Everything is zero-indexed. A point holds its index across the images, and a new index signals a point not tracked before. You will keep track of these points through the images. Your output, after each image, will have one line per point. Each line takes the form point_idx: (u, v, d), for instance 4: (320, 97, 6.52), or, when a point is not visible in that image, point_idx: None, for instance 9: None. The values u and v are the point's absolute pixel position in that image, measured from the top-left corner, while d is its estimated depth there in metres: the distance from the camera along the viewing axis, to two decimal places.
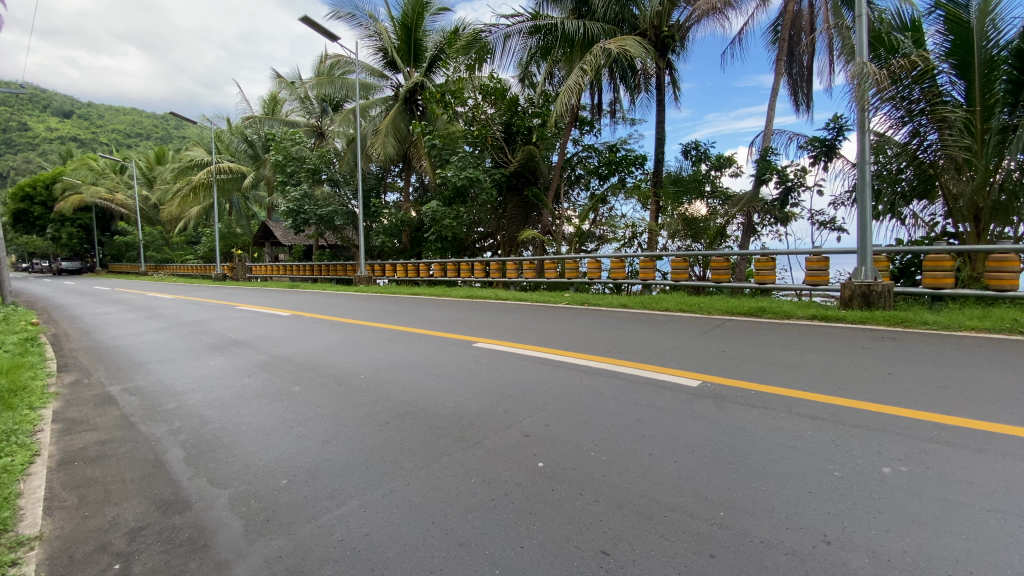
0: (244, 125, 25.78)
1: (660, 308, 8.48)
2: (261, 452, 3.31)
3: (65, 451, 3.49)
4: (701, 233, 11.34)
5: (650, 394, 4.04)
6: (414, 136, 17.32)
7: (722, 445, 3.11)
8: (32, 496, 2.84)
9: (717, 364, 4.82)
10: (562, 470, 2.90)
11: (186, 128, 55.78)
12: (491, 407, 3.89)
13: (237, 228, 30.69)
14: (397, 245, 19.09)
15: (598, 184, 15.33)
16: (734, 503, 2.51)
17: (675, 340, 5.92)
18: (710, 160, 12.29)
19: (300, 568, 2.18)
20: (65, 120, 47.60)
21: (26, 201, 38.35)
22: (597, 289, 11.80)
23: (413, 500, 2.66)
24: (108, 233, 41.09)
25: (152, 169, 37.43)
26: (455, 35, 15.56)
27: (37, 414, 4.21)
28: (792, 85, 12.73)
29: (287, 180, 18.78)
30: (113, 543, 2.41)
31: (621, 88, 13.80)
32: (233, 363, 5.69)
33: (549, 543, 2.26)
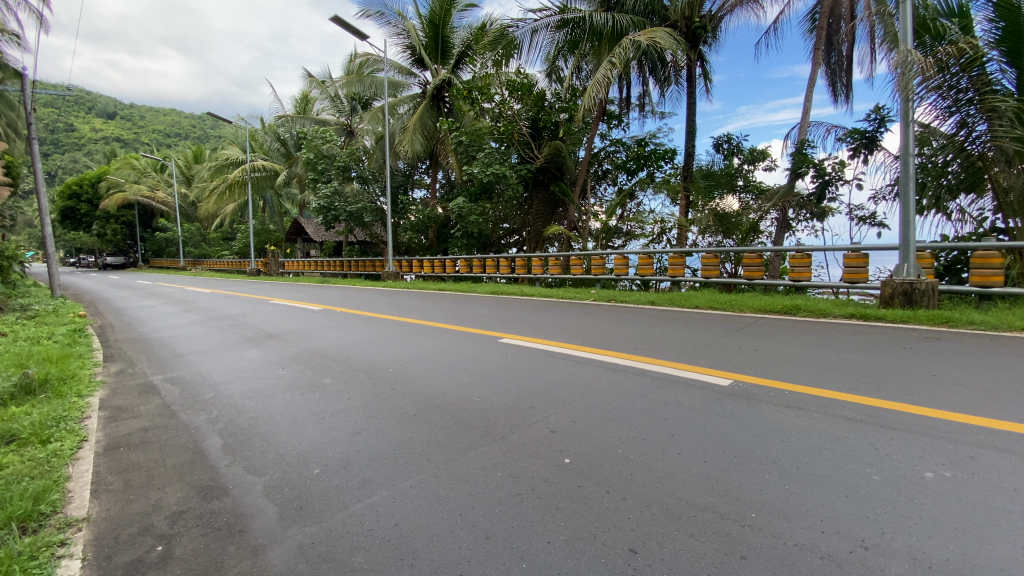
0: (277, 125, 26.40)
1: (690, 306, 8.32)
2: (294, 442, 3.40)
3: (112, 437, 3.65)
4: (733, 228, 11.13)
5: (680, 392, 3.96)
6: (441, 133, 17.43)
7: (754, 446, 3.03)
8: (81, 480, 2.98)
9: (748, 363, 4.70)
10: (589, 467, 2.88)
11: (222, 128, 57.63)
12: (517, 403, 3.89)
13: (270, 225, 31.63)
14: (424, 241, 19.29)
15: (626, 179, 15.15)
16: (766, 505, 2.44)
17: (705, 338, 5.81)
18: (742, 154, 11.97)
19: (332, 555, 2.22)
20: (109, 121, 49.67)
21: (73, 199, 40.24)
22: (624, 285, 11.66)
23: (441, 492, 2.69)
24: (150, 230, 42.91)
25: (190, 168, 38.77)
26: (481, 31, 15.54)
27: (85, 401, 4.41)
28: (830, 75, 12.32)
29: (318, 178, 19.22)
30: (156, 526, 2.51)
31: (650, 81, 13.58)
32: (267, 355, 5.86)
33: (576, 539, 2.25)
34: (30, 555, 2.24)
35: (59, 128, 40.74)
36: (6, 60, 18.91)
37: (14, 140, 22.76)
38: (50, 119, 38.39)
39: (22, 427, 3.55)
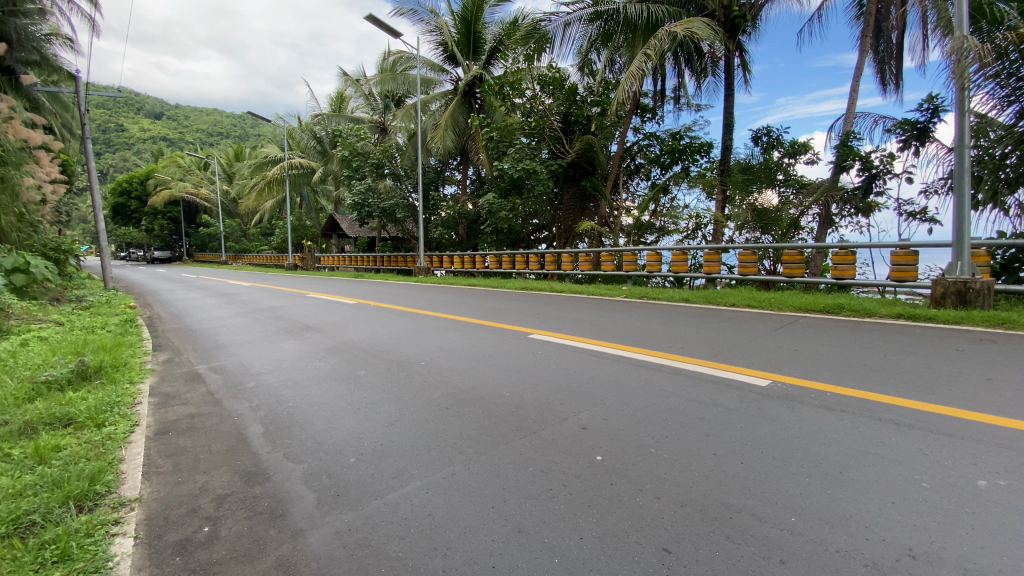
0: (313, 123, 27.09)
1: (726, 303, 8.12)
2: (331, 431, 3.49)
3: (161, 423, 3.84)
4: (772, 224, 10.76)
5: (715, 392, 3.88)
6: (472, 129, 17.49)
7: (794, 448, 2.94)
8: (133, 462, 3.13)
9: (787, 363, 4.57)
10: (621, 465, 2.85)
11: (261, 126, 59.43)
12: (548, 399, 3.89)
13: (307, 220, 32.52)
14: (455, 237, 19.45)
15: (659, 174, 14.88)
16: (807, 509, 2.36)
17: (741, 336, 5.66)
18: (782, 147, 11.58)
19: (368, 542, 2.28)
20: (157, 121, 51.88)
21: (123, 196, 42.28)
22: (656, 282, 11.40)
23: (473, 484, 2.71)
24: (194, 225, 44.76)
25: (231, 165, 40.21)
26: (513, 26, 15.49)
27: (136, 388, 4.64)
28: (878, 64, 11.76)
29: (353, 174, 19.65)
30: (203, 508, 2.62)
31: (686, 73, 13.28)
32: (305, 347, 6.04)
33: (608, 537, 2.23)
34: (87, 533, 2.37)
35: (110, 129, 42.95)
36: (62, 64, 19.98)
37: (70, 139, 24.07)
38: (103, 118, 40.30)
39: (79, 411, 3.77)
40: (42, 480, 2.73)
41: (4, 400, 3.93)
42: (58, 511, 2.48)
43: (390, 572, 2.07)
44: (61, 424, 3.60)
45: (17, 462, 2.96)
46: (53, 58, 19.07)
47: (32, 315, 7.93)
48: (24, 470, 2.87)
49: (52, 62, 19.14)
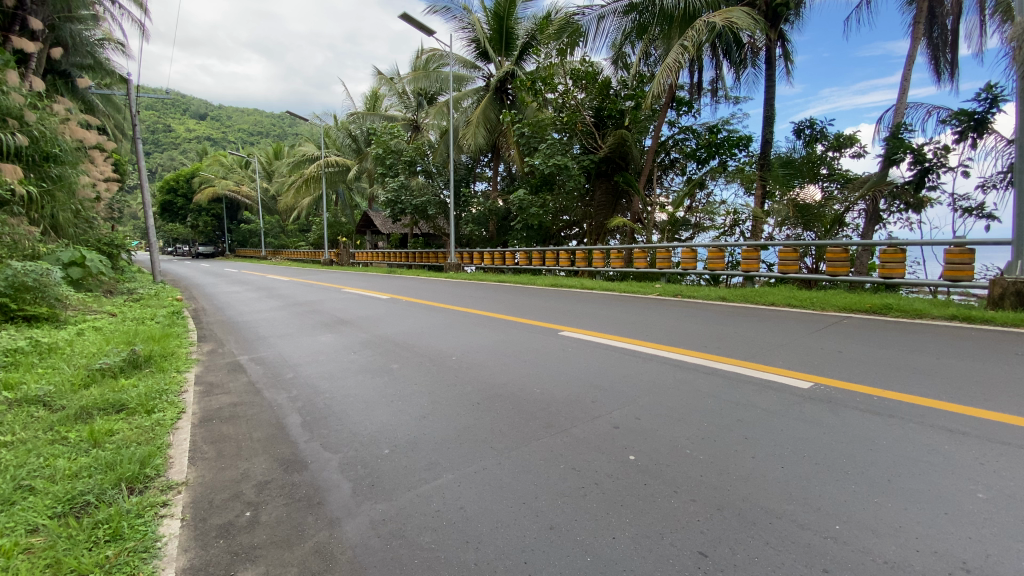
0: (349, 121, 27.65)
1: (765, 302, 7.87)
2: (365, 423, 3.56)
3: (206, 410, 4.00)
4: (814, 220, 10.40)
5: (753, 393, 3.76)
6: (504, 126, 17.52)
7: (838, 454, 2.82)
8: (180, 447, 3.27)
9: (830, 365, 4.38)
10: (655, 465, 2.80)
11: (299, 126, 61.15)
12: (579, 396, 3.86)
13: (342, 217, 33.32)
14: (485, 234, 19.55)
15: (695, 169, 14.57)
16: (853, 517, 2.26)
17: (781, 337, 5.48)
18: (827, 140, 11.12)
19: (402, 532, 2.31)
20: (202, 120, 54.02)
21: (171, 194, 44.42)
22: (690, 281, 11.12)
23: (504, 479, 2.72)
24: (235, 222, 46.55)
25: (271, 163, 41.48)
26: (546, 20, 15.41)
27: (182, 376, 4.85)
28: (931, 51, 11.16)
29: (387, 172, 19.98)
30: (244, 494, 2.71)
31: (724, 65, 12.93)
32: (341, 340, 6.18)
33: (642, 538, 2.19)
34: (137, 513, 2.48)
35: (159, 130, 45.03)
36: (115, 68, 21.02)
37: (122, 140, 25.41)
38: (152, 120, 42.24)
39: (131, 398, 3.96)
40: (97, 462, 2.88)
41: (63, 385, 4.16)
42: (111, 492, 2.62)
43: (423, 563, 2.10)
44: (114, 410, 3.78)
45: (75, 444, 3.13)
46: (106, 62, 20.06)
47: (88, 306, 8.38)
48: (81, 453, 3.04)
49: (105, 66, 20.15)
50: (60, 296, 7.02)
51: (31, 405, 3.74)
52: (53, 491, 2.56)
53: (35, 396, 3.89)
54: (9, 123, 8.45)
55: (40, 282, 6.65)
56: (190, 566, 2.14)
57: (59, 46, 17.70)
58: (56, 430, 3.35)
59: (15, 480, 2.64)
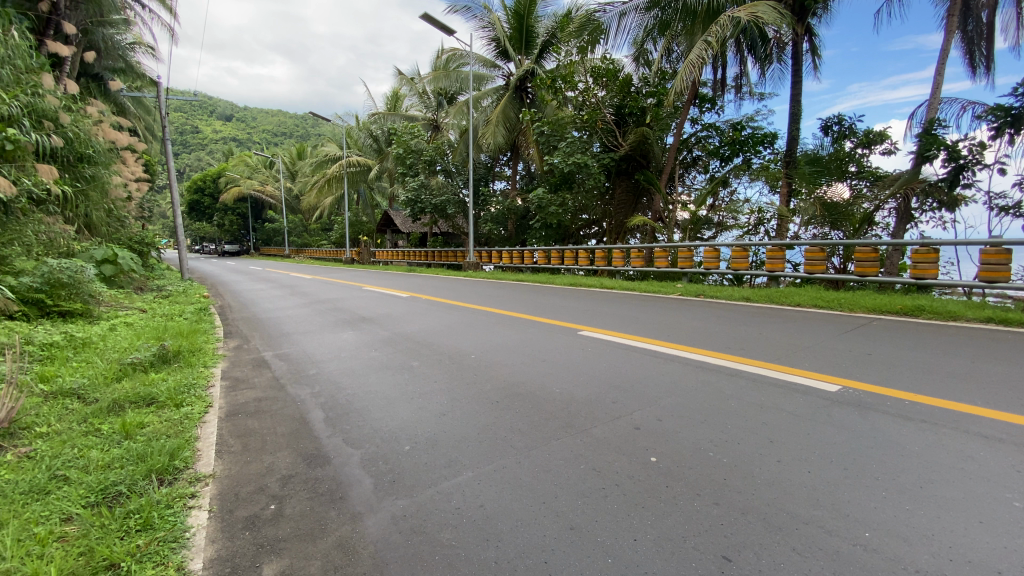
0: (370, 122, 27.98)
1: (791, 303, 7.70)
2: (387, 419, 3.60)
3: (232, 405, 4.09)
4: (843, 219, 10.18)
5: (778, 396, 3.68)
6: (523, 124, 17.51)
7: (868, 460, 2.74)
8: (207, 440, 3.35)
9: (859, 368, 4.27)
10: (677, 468, 2.76)
11: (321, 126, 62.13)
12: (599, 396, 3.83)
13: (363, 216, 33.85)
14: (503, 233, 19.58)
15: (718, 167, 14.36)
16: (882, 524, 2.20)
17: (806, 338, 5.35)
18: (856, 136, 10.83)
19: (422, 529, 2.32)
20: (229, 122, 55.31)
21: (198, 193, 45.68)
22: (713, 281, 10.95)
23: (524, 478, 2.71)
24: (260, 221, 47.56)
25: (294, 163, 42.19)
26: (566, 18, 15.35)
27: (210, 371, 4.97)
28: (966, 45, 10.75)
29: (407, 171, 20.16)
30: (269, 487, 2.77)
31: (749, 60, 12.69)
32: (362, 337, 6.26)
33: (664, 540, 2.17)
34: (167, 504, 2.55)
35: (188, 131, 46.29)
36: (145, 71, 21.66)
37: (152, 141, 26.23)
38: (181, 121, 43.41)
39: (160, 392, 4.07)
40: (129, 453, 2.98)
41: (96, 379, 4.31)
42: (142, 483, 2.69)
43: (444, 560, 2.11)
44: (144, 403, 3.89)
45: (108, 436, 3.23)
46: (136, 65, 20.69)
47: (119, 302, 8.65)
48: (113, 444, 3.13)
49: (136, 69, 20.80)
50: (93, 293, 7.26)
51: (66, 397, 3.88)
52: (86, 481, 2.65)
53: (70, 389, 4.03)
54: (45, 125, 8.47)
55: (74, 279, 6.88)
56: (217, 556, 2.19)
57: (92, 50, 18.22)
58: (90, 422, 3.46)
59: (51, 470, 2.74)
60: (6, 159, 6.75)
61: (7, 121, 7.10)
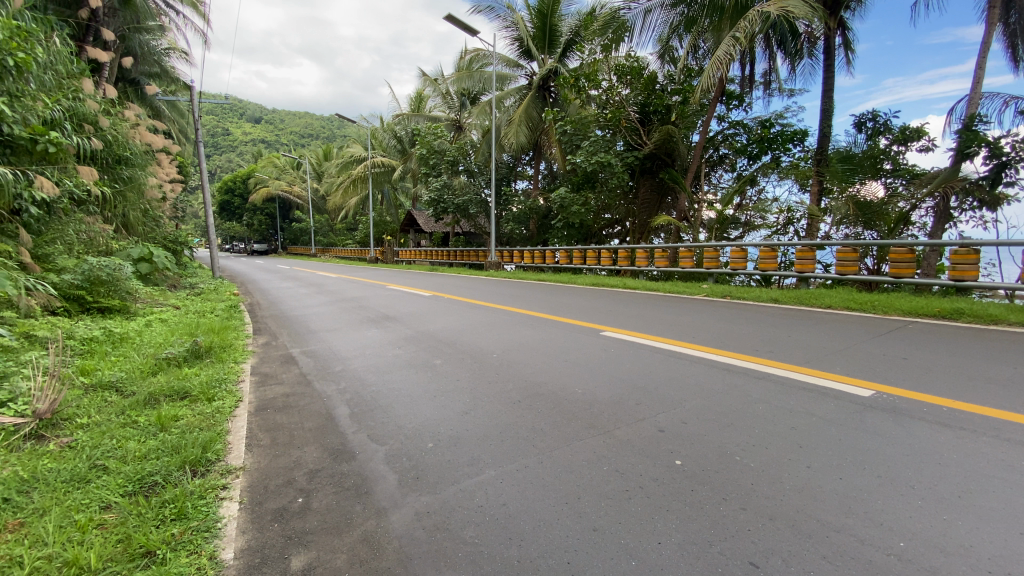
0: (394, 123, 28.33)
1: (821, 305, 7.50)
2: (410, 416, 3.64)
3: (261, 400, 4.20)
4: (876, 219, 9.98)
5: (808, 400, 3.59)
6: (546, 124, 17.48)
7: (903, 467, 2.65)
8: (238, 433, 3.44)
9: (893, 373, 4.12)
10: (703, 471, 2.71)
11: (347, 128, 63.18)
12: (622, 398, 3.80)
13: (387, 217, 34.37)
14: (525, 232, 19.59)
15: (746, 165, 14.09)
16: (918, 534, 2.12)
17: (838, 342, 5.20)
18: (891, 133, 10.48)
19: (445, 526, 2.34)
20: (258, 124, 56.71)
21: (229, 194, 47.09)
22: (740, 281, 10.74)
23: (546, 478, 2.71)
24: (288, 220, 48.67)
25: (320, 164, 42.99)
26: (590, 16, 15.26)
27: (240, 367, 5.10)
28: (1009, 37, 10.26)
29: (430, 172, 20.34)
30: (297, 480, 2.83)
31: (778, 56, 12.41)
32: (386, 335, 6.35)
33: (688, 544, 2.14)
34: (200, 495, 2.63)
35: (219, 133, 47.66)
36: (179, 75, 22.37)
37: (186, 143, 27.13)
38: (212, 124, 44.69)
39: (194, 386, 4.21)
40: (165, 445, 3.08)
41: (134, 372, 4.47)
42: (177, 474, 2.79)
43: (467, 557, 2.12)
44: (178, 397, 4.03)
45: (144, 428, 3.36)
46: (171, 70, 21.39)
47: (154, 299, 8.96)
48: (149, 436, 3.25)
49: (170, 74, 21.53)
50: (130, 290, 7.54)
51: (105, 390, 4.04)
52: (124, 471, 2.76)
53: (109, 382, 4.20)
54: (85, 128, 8.81)
55: (112, 276, 7.16)
56: (247, 547, 2.25)
57: (129, 55, 18.81)
58: (128, 413, 3.60)
59: (92, 460, 2.86)
60: (49, 161, 7.01)
61: (50, 124, 7.35)
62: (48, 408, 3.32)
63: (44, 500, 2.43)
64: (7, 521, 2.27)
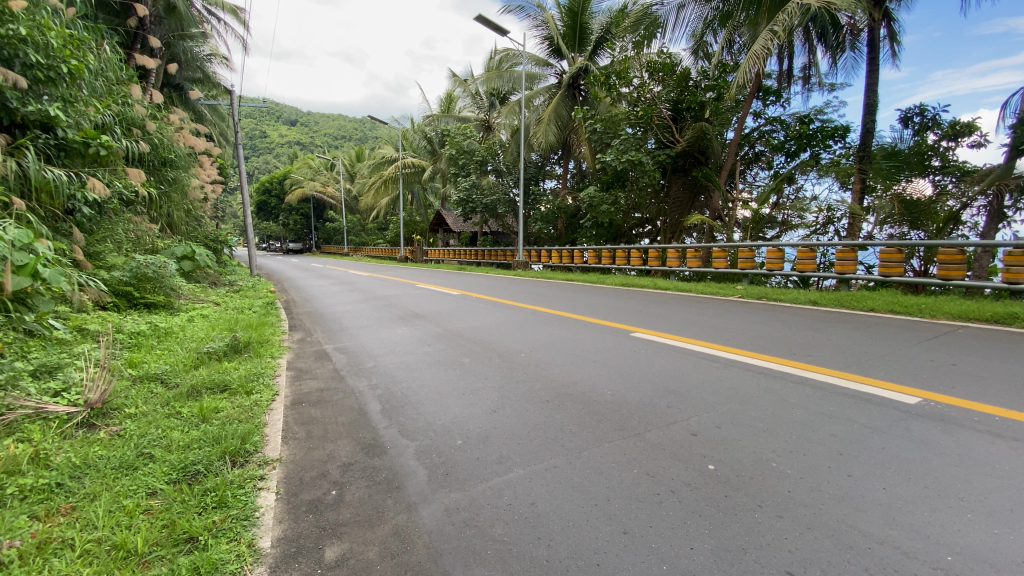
0: (425, 124, 28.66)
1: (862, 308, 7.21)
2: (440, 413, 3.68)
3: (297, 394, 4.32)
4: (925, 218, 9.57)
5: (848, 406, 3.46)
6: (575, 122, 17.38)
7: (952, 479, 2.51)
8: (275, 426, 3.55)
9: (941, 380, 3.93)
10: (736, 477, 2.65)
11: (378, 129, 64.34)
12: (653, 400, 3.74)
13: (417, 217, 34.85)
14: (553, 232, 19.50)
15: (783, 162, 13.69)
16: (968, 548, 2.01)
17: (880, 346, 4.99)
18: (940, 127, 9.98)
19: (474, 522, 2.36)
20: (294, 127, 58.39)
21: (266, 195, 48.72)
22: (776, 282, 10.46)
23: (575, 478, 2.70)
24: (321, 220, 49.93)
25: (353, 165, 43.90)
26: (622, 13, 15.09)
27: (276, 361, 5.27)
28: None
29: (459, 172, 20.52)
30: (331, 473, 2.90)
31: (818, 49, 12.00)
32: (415, 333, 6.44)
33: (722, 551, 2.09)
34: (239, 484, 2.72)
35: (257, 137, 49.26)
36: (220, 80, 23.24)
37: (226, 146, 28.14)
38: (251, 127, 46.19)
39: (233, 379, 4.37)
40: (207, 435, 3.21)
41: (177, 365, 4.67)
42: (217, 463, 2.90)
43: (496, 554, 2.13)
44: (219, 390, 4.19)
45: (187, 419, 3.50)
46: (213, 75, 22.24)
47: (196, 296, 9.32)
48: (192, 426, 3.39)
49: (212, 79, 22.39)
50: (174, 287, 7.89)
51: (151, 381, 4.25)
52: (169, 459, 2.88)
53: (155, 374, 4.41)
54: (134, 132, 9.23)
55: (158, 273, 7.52)
56: (283, 537, 2.32)
57: (174, 62, 19.62)
58: (172, 405, 3.76)
59: (138, 448, 3.00)
60: (100, 164, 7.35)
61: (102, 129, 7.72)
62: (98, 398, 3.51)
63: (95, 485, 2.57)
64: (61, 504, 2.40)
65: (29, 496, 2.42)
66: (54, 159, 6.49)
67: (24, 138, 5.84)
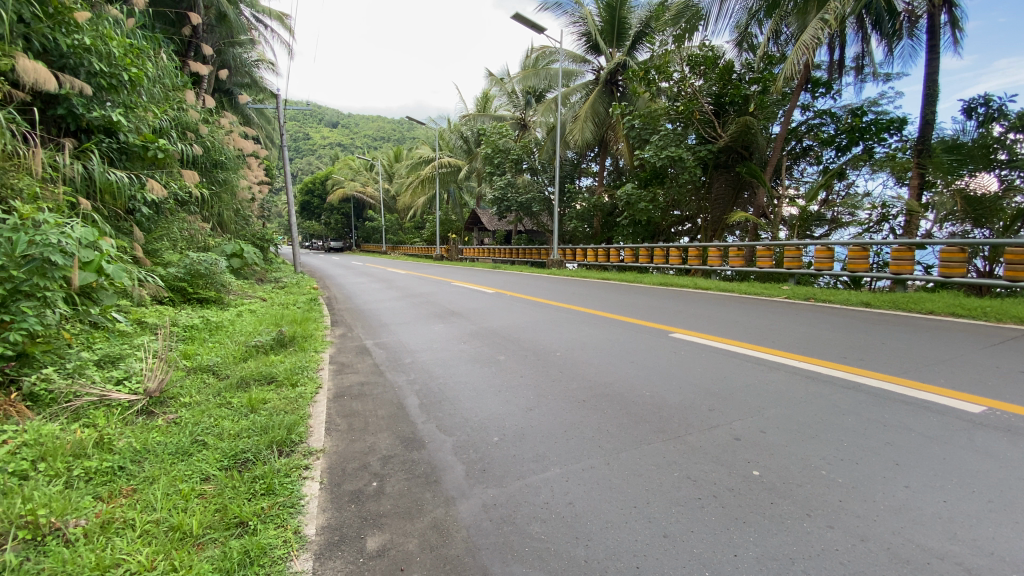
0: (461, 124, 28.94)
1: (920, 311, 6.81)
2: (476, 409, 3.71)
3: (339, 387, 4.46)
4: (991, 215, 8.88)
5: (904, 414, 3.28)
6: (613, 119, 17.14)
7: (1020, 492, 2.35)
8: (318, 418, 3.67)
9: (1008, 388, 3.67)
10: (783, 484, 2.56)
11: (417, 129, 65.38)
12: (693, 403, 3.65)
13: (453, 215, 35.20)
14: (589, 230, 19.27)
15: (833, 157, 13.09)
16: None
17: (940, 351, 4.69)
18: (1008, 118, 9.28)
19: (512, 519, 2.37)
20: (336, 128, 60.13)
21: (309, 195, 50.48)
22: (824, 282, 10.02)
23: (613, 480, 2.67)
24: (361, 220, 51.24)
25: (391, 166, 44.80)
26: (662, 7, 14.77)
27: (319, 355, 5.45)
28: None
29: (495, 170, 20.59)
30: (372, 465, 2.98)
31: (873, 37, 11.43)
32: (452, 330, 6.52)
33: (768, 559, 2.03)
34: (286, 473, 2.82)
35: (302, 139, 50.98)
36: (266, 85, 24.17)
37: (272, 148, 29.28)
38: (295, 130, 47.88)
39: (279, 372, 4.55)
40: (256, 425, 3.36)
41: (228, 358, 4.90)
42: (265, 452, 3.02)
43: (533, 552, 2.13)
44: (266, 381, 4.37)
45: (237, 409, 3.67)
46: (260, 80, 23.15)
47: (245, 292, 9.75)
48: (241, 416, 3.55)
49: (259, 84, 23.31)
50: (224, 283, 8.26)
51: (203, 372, 4.47)
52: (221, 447, 3.03)
53: (207, 366, 4.63)
54: (188, 136, 9.70)
55: (210, 270, 7.90)
56: (328, 525, 2.39)
57: (224, 68, 20.52)
58: (223, 395, 3.94)
59: (193, 435, 3.16)
60: (158, 166, 7.78)
61: (159, 133, 8.16)
62: (156, 387, 3.73)
63: (153, 470, 2.72)
64: (123, 486, 2.56)
65: (94, 478, 2.59)
66: (116, 161, 6.89)
67: (89, 143, 6.25)
